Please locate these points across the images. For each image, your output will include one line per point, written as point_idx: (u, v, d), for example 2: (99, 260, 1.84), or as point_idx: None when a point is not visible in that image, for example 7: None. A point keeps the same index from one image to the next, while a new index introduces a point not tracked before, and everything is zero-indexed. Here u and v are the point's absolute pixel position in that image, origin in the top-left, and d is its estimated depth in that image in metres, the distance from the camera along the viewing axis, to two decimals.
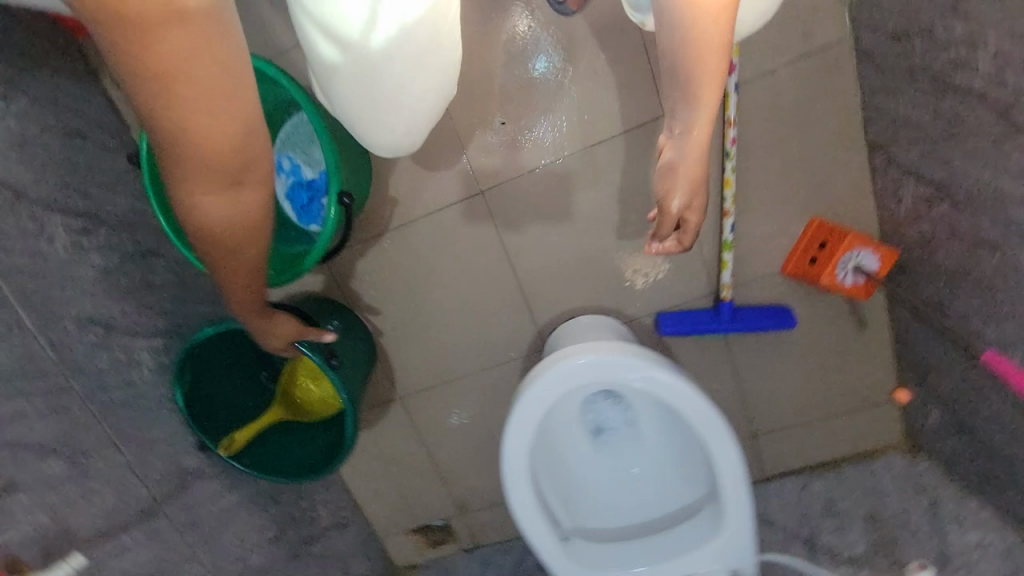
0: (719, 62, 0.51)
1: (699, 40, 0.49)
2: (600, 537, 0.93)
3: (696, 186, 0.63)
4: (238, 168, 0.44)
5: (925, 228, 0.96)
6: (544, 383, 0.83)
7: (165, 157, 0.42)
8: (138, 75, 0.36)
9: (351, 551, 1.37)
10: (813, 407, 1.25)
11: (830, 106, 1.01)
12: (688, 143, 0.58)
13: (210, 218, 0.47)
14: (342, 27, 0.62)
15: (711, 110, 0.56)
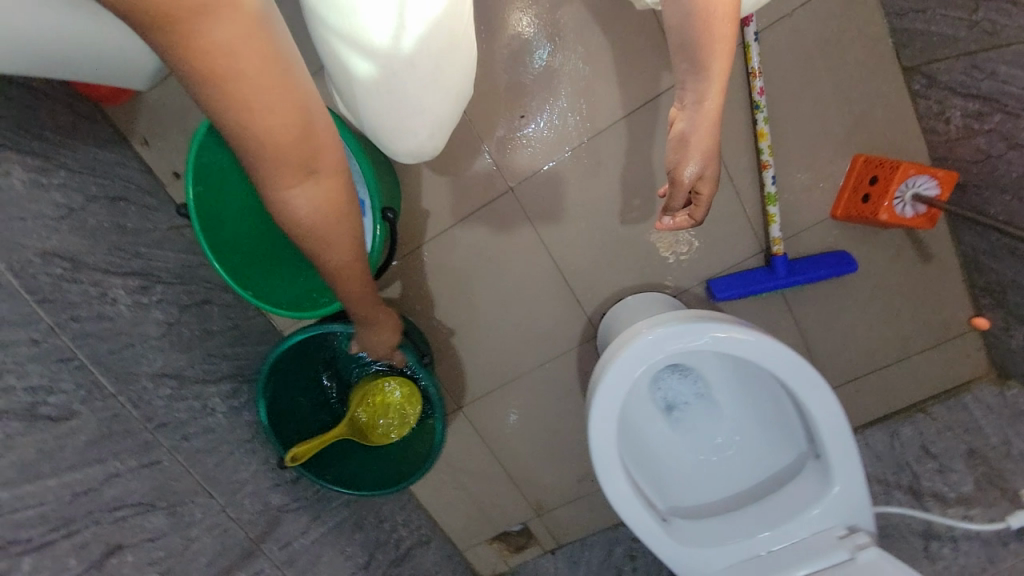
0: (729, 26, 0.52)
1: (713, 0, 0.50)
2: (699, 514, 0.90)
3: (708, 153, 0.61)
4: (307, 155, 0.45)
5: (980, 143, 0.92)
6: (621, 365, 0.80)
7: (247, 161, 0.44)
8: (205, 83, 0.38)
9: (438, 568, 1.36)
10: (884, 351, 1.21)
11: (853, 39, 0.98)
12: (700, 112, 0.57)
13: (299, 212, 0.50)
14: (371, 39, 0.61)
15: (722, 75, 0.55)
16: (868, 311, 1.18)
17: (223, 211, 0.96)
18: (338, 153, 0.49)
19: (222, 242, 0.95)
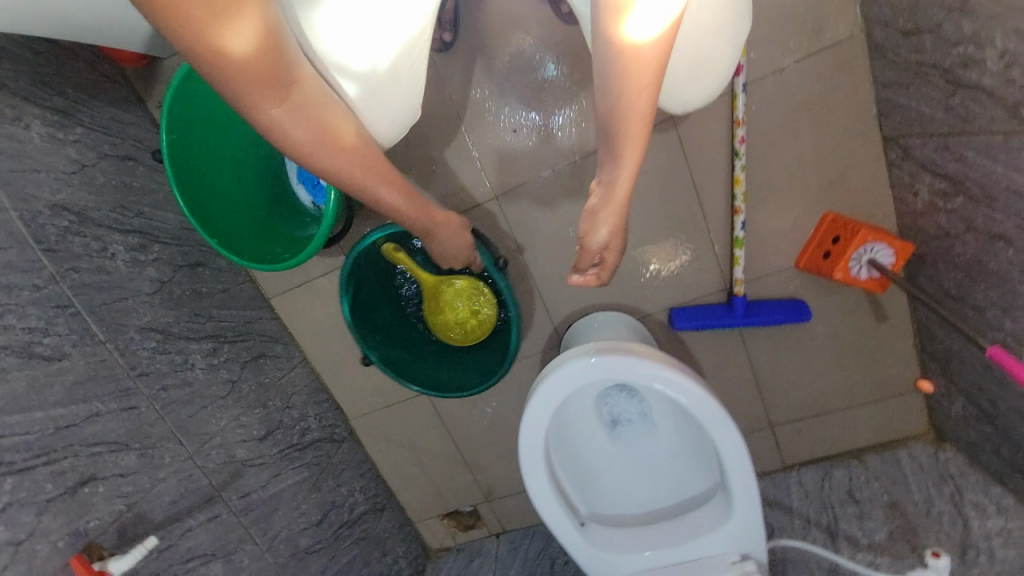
0: (646, 121, 0.59)
1: (633, 105, 0.57)
2: (617, 522, 0.98)
3: (616, 228, 0.71)
4: (276, 70, 0.46)
5: (941, 220, 0.95)
6: (555, 382, 0.87)
7: (229, 93, 0.46)
8: (158, 12, 0.38)
9: (388, 534, 1.46)
10: (832, 399, 1.26)
11: (841, 101, 1.01)
12: (610, 191, 0.67)
13: (300, 131, 0.52)
14: (346, 64, 0.60)
15: (631, 168, 0.64)
16: (823, 360, 1.23)
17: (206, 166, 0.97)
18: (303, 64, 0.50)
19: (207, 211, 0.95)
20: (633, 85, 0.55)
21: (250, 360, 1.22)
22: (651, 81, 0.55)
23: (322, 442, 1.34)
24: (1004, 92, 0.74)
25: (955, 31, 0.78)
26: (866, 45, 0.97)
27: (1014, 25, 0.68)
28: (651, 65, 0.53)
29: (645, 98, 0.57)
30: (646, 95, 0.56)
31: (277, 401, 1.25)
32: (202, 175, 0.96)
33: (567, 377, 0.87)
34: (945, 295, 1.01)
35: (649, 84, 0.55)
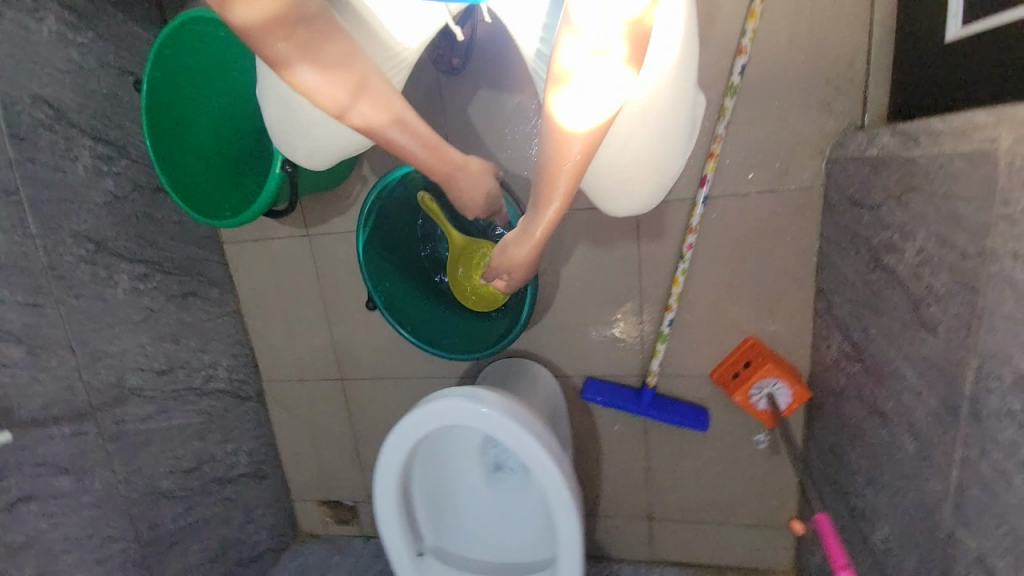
0: (568, 188, 0.70)
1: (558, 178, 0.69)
2: (453, 557, 0.98)
3: (527, 263, 0.86)
4: (292, 23, 0.58)
5: (841, 380, 1.00)
6: (428, 418, 0.83)
7: (258, 40, 0.59)
8: None
9: (262, 502, 1.46)
10: (712, 511, 1.28)
11: (787, 241, 1.07)
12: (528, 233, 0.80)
13: (316, 79, 0.64)
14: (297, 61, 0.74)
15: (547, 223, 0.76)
16: (714, 473, 1.25)
17: (183, 100, 1.02)
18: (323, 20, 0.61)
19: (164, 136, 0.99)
20: (558, 154, 0.66)
21: (179, 295, 1.24)
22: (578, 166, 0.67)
23: (223, 394, 1.35)
24: (905, 286, 0.79)
25: (880, 217, 0.84)
26: (822, 199, 1.03)
27: (931, 230, 0.73)
28: (577, 148, 0.65)
29: (569, 177, 0.68)
30: (572, 167, 0.67)
31: (192, 341, 1.27)
32: (174, 105, 1.00)
33: (441, 417, 0.83)
34: (830, 449, 1.05)
35: (575, 157, 0.66)
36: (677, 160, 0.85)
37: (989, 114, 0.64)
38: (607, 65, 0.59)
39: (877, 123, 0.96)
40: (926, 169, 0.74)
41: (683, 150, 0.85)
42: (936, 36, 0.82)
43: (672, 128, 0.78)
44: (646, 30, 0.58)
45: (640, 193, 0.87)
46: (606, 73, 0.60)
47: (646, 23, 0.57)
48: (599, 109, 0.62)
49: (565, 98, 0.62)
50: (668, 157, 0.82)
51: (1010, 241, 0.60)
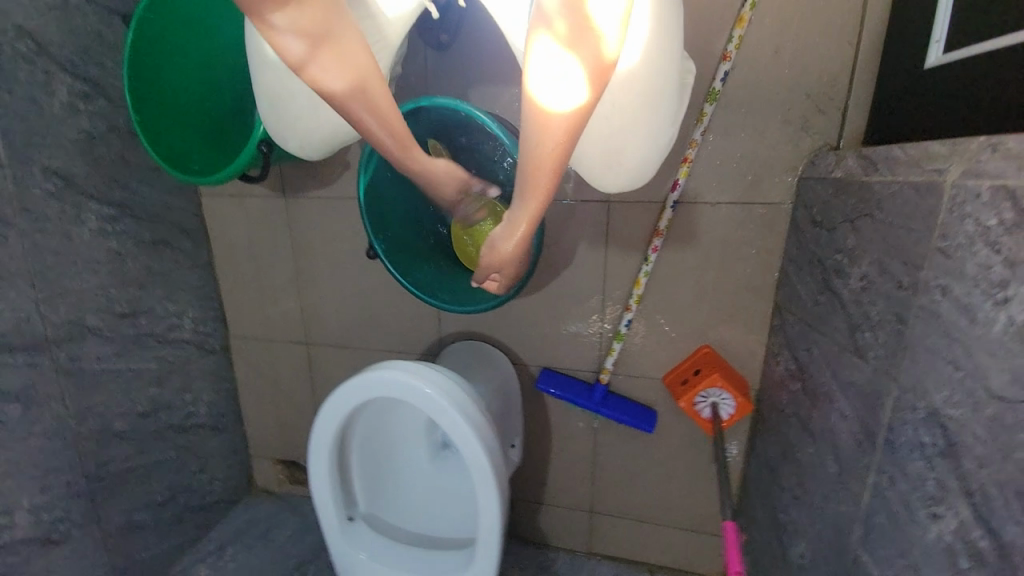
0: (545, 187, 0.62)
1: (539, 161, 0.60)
2: (387, 523, 1.00)
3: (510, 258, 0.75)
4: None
5: (785, 397, 1.01)
6: (358, 383, 0.84)
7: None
8: None
9: (216, 454, 1.49)
10: (651, 512, 1.31)
11: (751, 255, 1.08)
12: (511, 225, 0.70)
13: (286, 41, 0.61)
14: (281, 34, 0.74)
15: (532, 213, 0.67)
16: (656, 475, 1.28)
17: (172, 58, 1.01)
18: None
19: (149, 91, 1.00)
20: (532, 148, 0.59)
21: (148, 243, 1.26)
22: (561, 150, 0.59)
23: (185, 344, 1.37)
24: (846, 311, 0.80)
25: (835, 239, 0.85)
26: (790, 217, 1.03)
27: (874, 257, 0.73)
28: (559, 130, 0.57)
29: (553, 161, 0.60)
30: (545, 168, 0.60)
31: (157, 289, 1.29)
32: (157, 67, 1.00)
33: (370, 383, 0.84)
34: (766, 464, 1.07)
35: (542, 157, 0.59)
36: (665, 131, 0.69)
37: (938, 146, 0.64)
38: (566, 68, 0.53)
39: (853, 146, 0.96)
40: (876, 196, 0.74)
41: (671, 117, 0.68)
42: (916, 63, 0.81)
43: (652, 90, 0.63)
44: (606, 57, 0.52)
45: (621, 167, 0.70)
46: (565, 78, 0.53)
47: (605, 44, 0.51)
48: (565, 110, 0.55)
49: (545, 79, 0.54)
50: (655, 119, 0.66)
51: (938, 275, 0.60)
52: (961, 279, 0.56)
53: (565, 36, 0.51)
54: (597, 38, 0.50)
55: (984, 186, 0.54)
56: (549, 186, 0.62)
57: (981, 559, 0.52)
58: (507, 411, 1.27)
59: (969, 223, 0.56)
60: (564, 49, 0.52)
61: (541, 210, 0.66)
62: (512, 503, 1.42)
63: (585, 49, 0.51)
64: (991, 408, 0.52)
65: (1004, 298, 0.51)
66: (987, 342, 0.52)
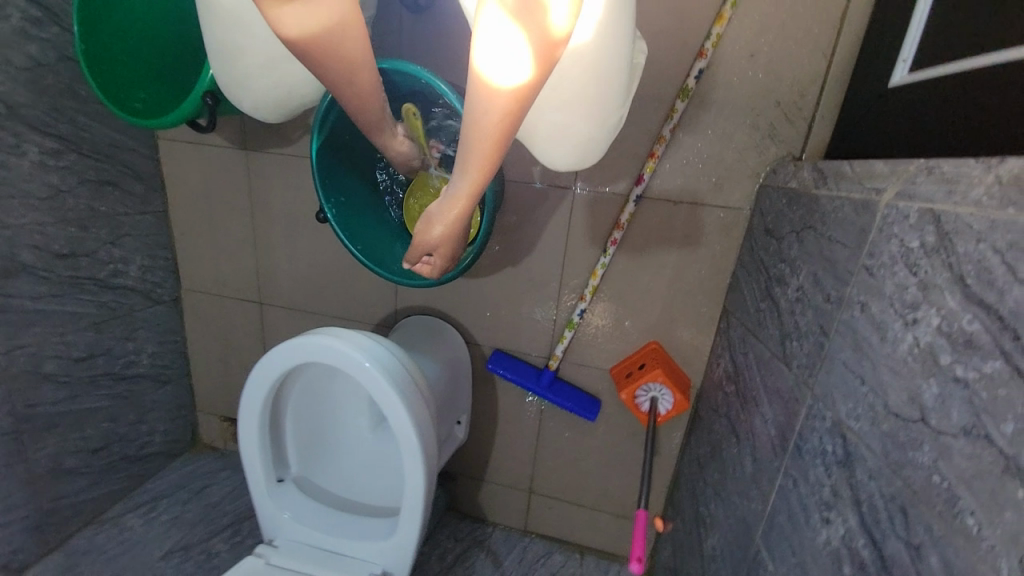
0: (486, 165, 0.60)
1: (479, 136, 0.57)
2: (318, 489, 1.00)
3: (451, 237, 0.73)
4: None
5: (721, 398, 1.04)
6: (287, 348, 0.82)
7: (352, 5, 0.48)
8: None
9: (158, 406, 1.46)
10: (587, 497, 1.34)
11: (706, 257, 1.09)
12: (451, 202, 0.67)
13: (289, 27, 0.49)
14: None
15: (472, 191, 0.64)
16: (595, 463, 1.31)
17: None
18: None
19: (96, 25, 0.93)
20: (475, 123, 0.57)
21: (94, 181, 1.20)
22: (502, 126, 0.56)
23: (129, 291, 1.32)
24: (782, 320, 0.81)
25: (781, 249, 0.86)
26: (747, 223, 1.04)
27: (810, 269, 0.75)
28: (501, 105, 0.54)
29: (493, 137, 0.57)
30: (486, 144, 0.58)
31: (101, 232, 1.23)
32: (108, 4, 0.94)
33: (300, 348, 0.82)
34: (697, 460, 1.10)
35: (483, 133, 0.57)
36: (613, 116, 0.76)
37: (882, 166, 0.65)
38: (513, 42, 0.49)
39: (814, 157, 0.96)
40: (821, 210, 0.75)
41: (619, 102, 0.74)
42: (881, 81, 0.82)
43: (602, 80, 0.68)
44: (551, 38, 0.49)
45: (571, 147, 0.78)
46: (511, 53, 0.50)
47: (551, 23, 0.48)
48: (509, 87, 0.52)
49: (488, 48, 0.50)
50: (604, 108, 0.72)
51: (861, 292, 0.61)
52: (880, 298, 0.58)
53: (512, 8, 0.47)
54: (544, 15, 0.47)
55: (913, 208, 0.55)
56: (490, 163, 0.60)
57: (859, 565, 0.55)
58: (455, 387, 1.26)
59: (894, 244, 0.57)
60: (511, 21, 0.48)
61: (480, 188, 0.64)
62: (453, 478, 1.44)
63: (532, 23, 0.48)
64: (887, 423, 0.53)
65: (912, 319, 0.52)
66: (893, 360, 0.54)
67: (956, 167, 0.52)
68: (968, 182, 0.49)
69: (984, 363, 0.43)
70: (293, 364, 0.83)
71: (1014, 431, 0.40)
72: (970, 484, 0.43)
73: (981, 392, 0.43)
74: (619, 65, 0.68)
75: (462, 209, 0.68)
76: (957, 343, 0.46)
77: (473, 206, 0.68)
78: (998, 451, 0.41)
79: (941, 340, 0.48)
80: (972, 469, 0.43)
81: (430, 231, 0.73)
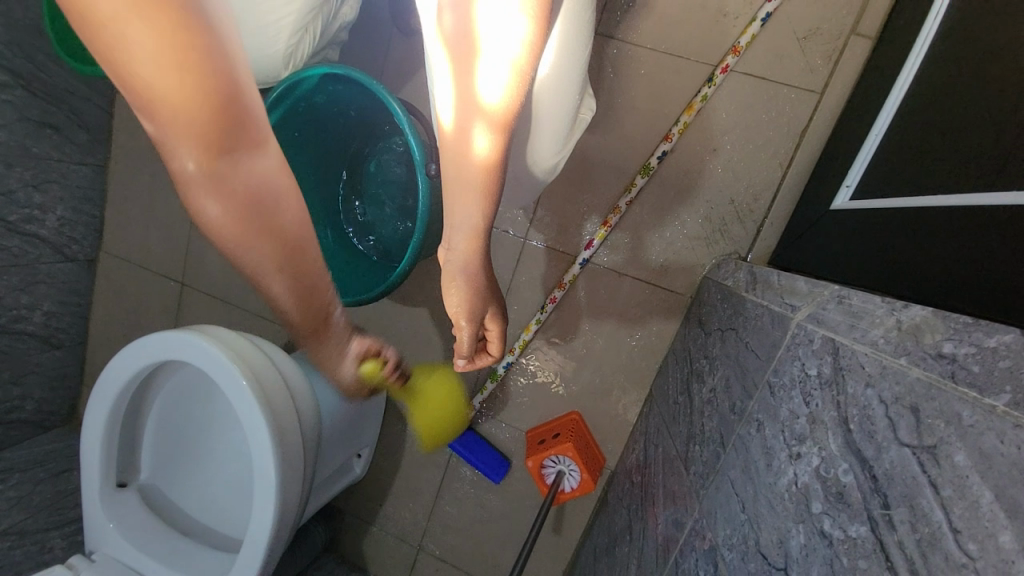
0: (481, 202, 0.54)
1: (463, 174, 0.52)
2: (162, 507, 0.87)
3: (474, 294, 0.67)
4: (276, 250, 0.47)
5: (628, 485, 0.98)
6: (156, 341, 0.74)
7: (283, 253, 0.48)
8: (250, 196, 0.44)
9: (39, 369, 1.32)
10: (475, 565, 1.23)
11: (642, 336, 1.06)
12: (457, 252, 0.62)
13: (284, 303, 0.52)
14: None
15: (472, 231, 0.59)
16: (494, 531, 1.20)
17: None
18: (282, 239, 0.47)
19: None
20: (454, 163, 0.53)
21: (34, 122, 1.12)
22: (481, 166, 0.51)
23: (41, 242, 1.22)
24: (692, 419, 0.77)
25: (706, 344, 0.84)
26: (686, 310, 1.03)
27: (724, 373, 0.72)
28: (459, 144, 0.50)
29: (473, 173, 0.52)
30: (471, 177, 0.52)
31: (25, 172, 1.13)
32: None
33: (170, 344, 0.74)
34: (595, 550, 1.02)
35: (462, 171, 0.52)
36: (551, 159, 0.76)
37: (804, 285, 0.63)
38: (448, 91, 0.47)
39: (759, 261, 0.95)
40: (744, 314, 0.72)
41: (557, 149, 0.74)
42: (825, 203, 0.83)
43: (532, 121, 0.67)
44: (484, 90, 0.45)
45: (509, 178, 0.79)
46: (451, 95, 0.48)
47: (486, 70, 0.43)
48: (473, 136, 0.48)
49: (445, 93, 0.49)
50: (540, 150, 0.72)
51: (760, 409, 0.58)
52: (774, 421, 0.54)
53: (447, 44, 0.45)
54: (475, 62, 0.43)
55: (817, 334, 0.52)
56: (489, 193, 0.53)
57: None
58: (360, 422, 1.16)
59: (796, 366, 0.54)
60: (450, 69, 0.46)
61: (489, 221, 0.58)
62: (342, 515, 1.31)
63: (463, 73, 0.45)
64: (756, 563, 0.48)
65: (796, 452, 0.48)
66: (772, 492, 0.49)
67: (863, 302, 0.50)
68: (871, 321, 0.47)
69: (850, 524, 0.38)
70: (157, 359, 0.75)
71: None
72: None
73: (842, 556, 0.38)
74: (560, 118, 0.68)
75: (472, 251, 0.61)
76: (829, 493, 0.42)
77: (481, 248, 0.61)
78: None
79: (816, 485, 0.44)
80: None
81: (450, 292, 0.67)
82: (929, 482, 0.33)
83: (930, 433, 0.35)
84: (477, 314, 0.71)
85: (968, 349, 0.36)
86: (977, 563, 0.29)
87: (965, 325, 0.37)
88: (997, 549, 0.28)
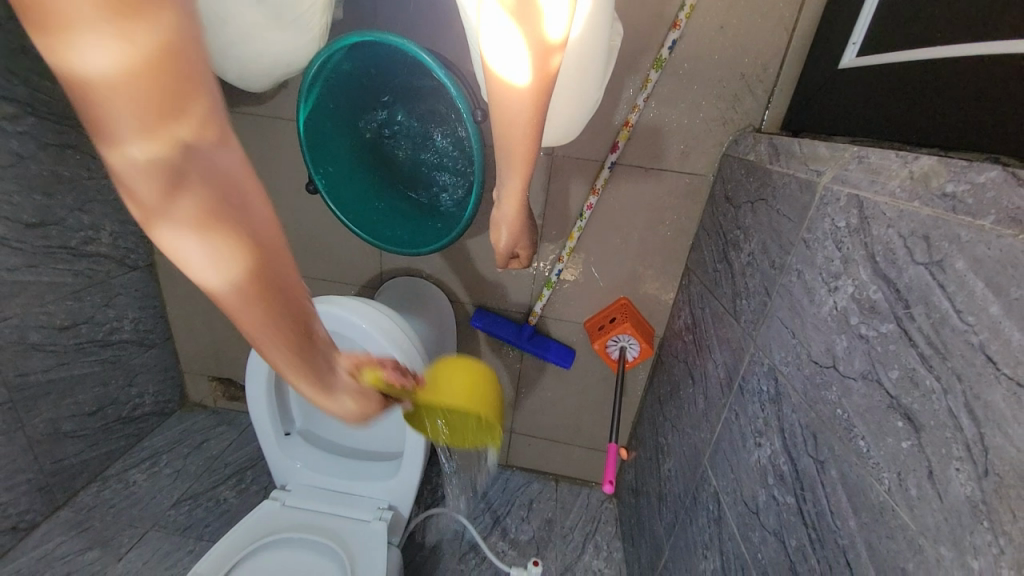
0: (526, 166, 0.64)
1: (510, 139, 0.60)
2: (321, 443, 1.09)
3: (516, 229, 0.80)
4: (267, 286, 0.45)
5: (680, 344, 1.18)
6: None
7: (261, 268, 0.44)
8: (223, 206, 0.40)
9: (146, 367, 1.50)
10: (560, 433, 1.51)
11: (673, 221, 1.19)
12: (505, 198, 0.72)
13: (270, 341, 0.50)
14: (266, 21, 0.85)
15: (517, 185, 0.68)
16: (570, 405, 1.46)
17: None
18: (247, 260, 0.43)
19: None
20: (503, 123, 0.58)
21: (54, 146, 1.14)
22: (531, 130, 0.58)
23: (104, 258, 1.30)
24: (735, 280, 0.93)
25: (736, 216, 0.97)
26: (709, 188, 1.14)
27: (759, 238, 0.86)
28: (520, 104, 0.55)
29: (526, 137, 0.59)
30: (523, 141, 0.59)
31: (67, 198, 1.18)
32: None
33: None
34: (659, 399, 1.27)
35: (516, 130, 0.58)
36: (591, 97, 0.85)
37: (824, 150, 0.74)
38: (514, 46, 0.49)
39: (771, 129, 1.05)
40: (772, 185, 0.85)
41: (597, 81, 0.82)
42: (832, 63, 0.90)
43: (581, 54, 0.74)
44: (551, 37, 0.48)
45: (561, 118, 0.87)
46: (511, 55, 0.50)
47: (552, 19, 0.47)
48: (524, 84, 0.53)
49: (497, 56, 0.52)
50: (581, 87, 0.81)
51: (798, 261, 0.73)
52: (812, 267, 0.69)
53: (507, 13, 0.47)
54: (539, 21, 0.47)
55: (843, 192, 0.65)
56: (530, 156, 0.62)
57: (780, 476, 0.70)
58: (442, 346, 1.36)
59: (827, 222, 0.68)
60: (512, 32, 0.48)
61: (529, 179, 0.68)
62: None
63: (529, 29, 0.47)
64: (808, 368, 0.67)
65: (833, 286, 0.64)
66: (816, 318, 0.66)
67: (880, 158, 0.61)
68: (888, 174, 0.59)
69: (881, 324, 0.55)
70: None
71: (898, 376, 0.52)
72: (864, 415, 0.55)
73: (876, 345, 0.55)
74: (599, 45, 0.75)
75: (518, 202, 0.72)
76: (863, 308, 0.58)
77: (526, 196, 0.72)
78: (886, 392, 0.53)
79: (852, 305, 0.60)
80: (866, 405, 0.55)
81: (500, 232, 0.81)
82: (939, 283, 0.48)
83: (938, 250, 0.49)
84: (516, 243, 0.85)
85: (964, 186, 0.48)
86: (975, 327, 0.44)
87: (962, 167, 0.49)
88: (987, 315, 0.43)
